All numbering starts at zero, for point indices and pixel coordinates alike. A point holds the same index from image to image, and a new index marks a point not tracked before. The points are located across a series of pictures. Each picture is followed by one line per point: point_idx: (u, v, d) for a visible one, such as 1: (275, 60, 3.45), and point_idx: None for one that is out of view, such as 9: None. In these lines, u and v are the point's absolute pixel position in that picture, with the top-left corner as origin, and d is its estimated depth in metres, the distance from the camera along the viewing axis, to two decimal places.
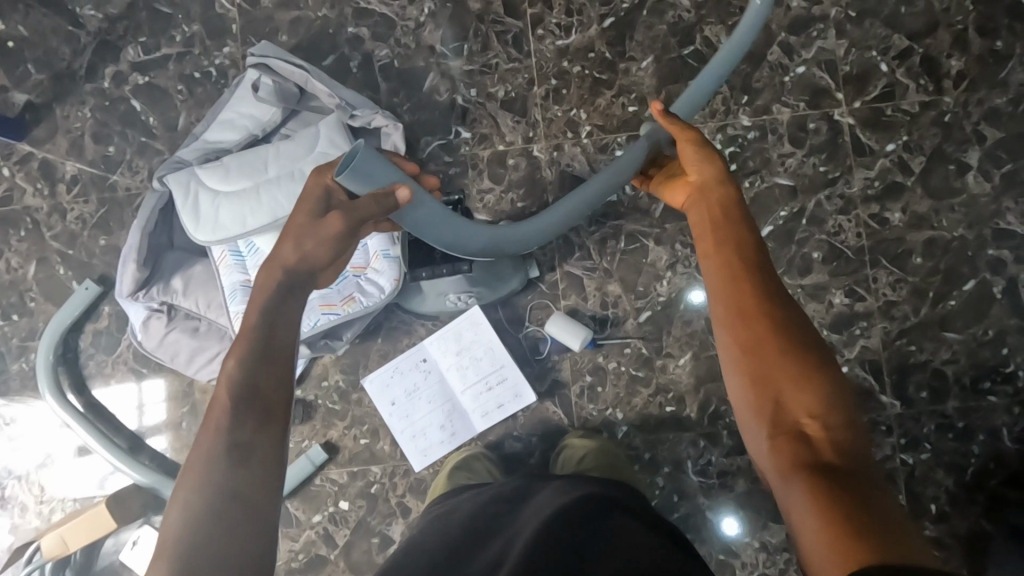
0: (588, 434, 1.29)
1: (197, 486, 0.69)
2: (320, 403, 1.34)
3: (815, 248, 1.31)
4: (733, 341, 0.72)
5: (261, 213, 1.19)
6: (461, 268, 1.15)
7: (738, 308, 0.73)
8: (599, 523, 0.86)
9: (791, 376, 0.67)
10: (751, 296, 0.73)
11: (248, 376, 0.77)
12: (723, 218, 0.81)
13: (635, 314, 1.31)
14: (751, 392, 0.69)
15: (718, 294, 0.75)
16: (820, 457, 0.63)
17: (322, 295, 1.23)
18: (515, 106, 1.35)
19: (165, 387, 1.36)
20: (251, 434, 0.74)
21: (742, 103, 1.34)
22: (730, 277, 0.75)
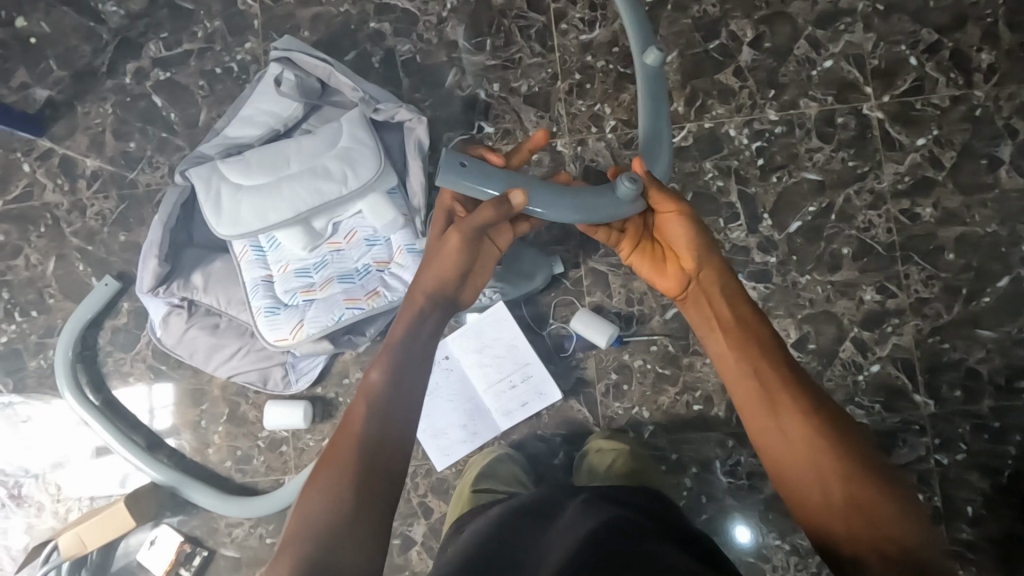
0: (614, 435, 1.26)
1: (341, 486, 0.75)
2: (340, 401, 1.31)
3: (844, 244, 1.28)
4: (770, 423, 0.81)
5: (283, 208, 1.18)
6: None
7: (763, 389, 0.83)
8: (642, 542, 0.80)
9: (796, 443, 0.79)
10: (757, 372, 0.85)
11: (385, 397, 0.83)
12: (710, 289, 0.93)
13: (660, 311, 1.28)
14: (795, 472, 0.78)
15: (749, 380, 0.85)
16: (867, 526, 0.71)
17: (345, 290, 1.17)
18: (539, 101, 1.34)
19: (174, 390, 1.34)
20: (376, 449, 0.79)
21: (768, 98, 1.32)
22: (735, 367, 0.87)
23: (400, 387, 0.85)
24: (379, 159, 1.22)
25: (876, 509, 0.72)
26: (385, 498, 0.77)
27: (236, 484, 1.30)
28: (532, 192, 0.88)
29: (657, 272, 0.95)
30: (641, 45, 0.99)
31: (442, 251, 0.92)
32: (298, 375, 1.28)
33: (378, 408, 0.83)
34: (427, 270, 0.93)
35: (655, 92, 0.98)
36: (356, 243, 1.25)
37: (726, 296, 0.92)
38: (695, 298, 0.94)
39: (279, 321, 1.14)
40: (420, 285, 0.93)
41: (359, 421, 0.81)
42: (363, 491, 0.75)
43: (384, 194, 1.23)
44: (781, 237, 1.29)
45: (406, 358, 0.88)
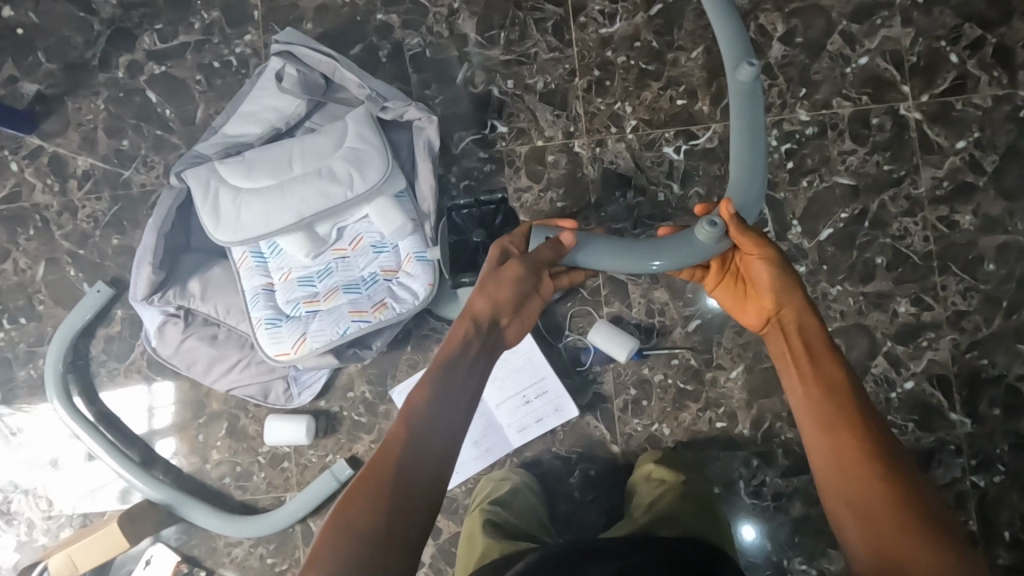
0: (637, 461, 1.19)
1: (375, 513, 0.70)
2: (345, 415, 1.24)
3: (878, 253, 1.21)
4: (830, 448, 0.80)
5: (285, 213, 1.11)
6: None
7: (828, 419, 0.83)
8: None
9: (871, 485, 0.75)
10: (829, 405, 0.84)
11: (429, 422, 0.79)
12: (795, 326, 0.93)
13: (682, 323, 1.22)
14: (846, 499, 0.76)
15: (814, 409, 0.84)
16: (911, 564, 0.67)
17: (350, 301, 1.10)
18: (556, 98, 1.26)
19: (175, 389, 1.28)
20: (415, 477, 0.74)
21: (799, 97, 1.24)
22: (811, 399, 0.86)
23: (442, 413, 0.80)
24: (386, 161, 1.15)
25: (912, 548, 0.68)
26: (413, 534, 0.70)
27: (236, 501, 1.24)
28: (620, 249, 0.92)
29: (741, 306, 1.01)
30: (733, 59, 0.92)
31: (496, 280, 0.94)
32: (301, 388, 1.21)
33: (421, 432, 0.78)
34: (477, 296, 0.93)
35: (752, 104, 0.91)
36: (362, 250, 1.17)
37: (808, 333, 0.92)
38: (773, 335, 0.95)
39: (281, 334, 1.07)
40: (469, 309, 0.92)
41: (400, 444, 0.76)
42: (398, 522, 0.70)
43: (391, 198, 1.16)
44: (811, 245, 1.22)
45: (457, 383, 0.84)
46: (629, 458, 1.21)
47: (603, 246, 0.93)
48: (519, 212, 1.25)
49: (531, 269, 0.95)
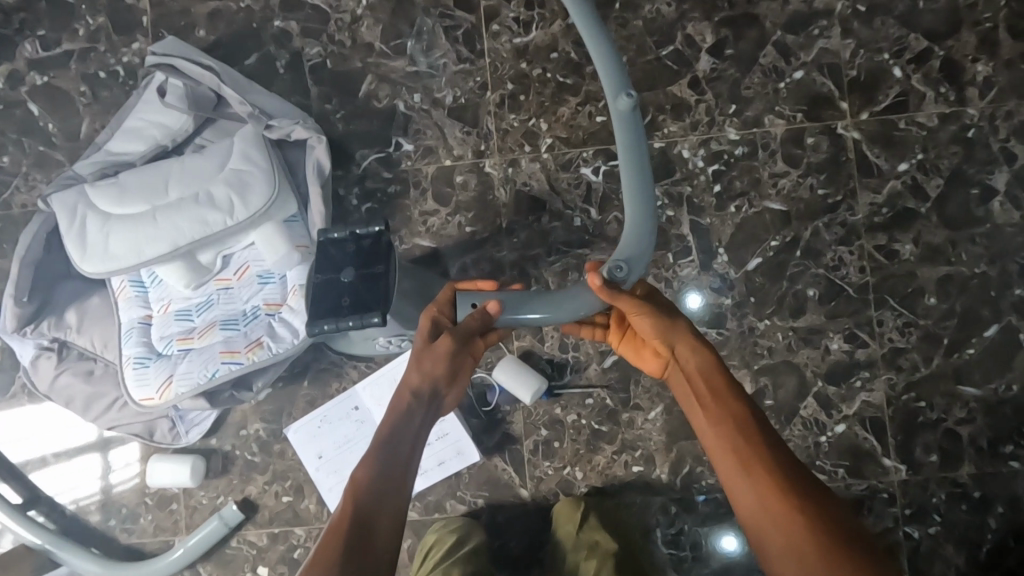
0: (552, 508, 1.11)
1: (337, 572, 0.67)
2: (237, 455, 1.16)
3: (810, 285, 1.12)
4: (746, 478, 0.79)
5: (156, 242, 1.02)
6: (371, 319, 0.86)
7: (741, 455, 0.81)
8: None
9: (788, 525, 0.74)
10: (738, 442, 0.82)
11: (394, 485, 0.76)
12: (690, 369, 0.92)
13: (598, 359, 1.13)
14: (777, 532, 0.75)
15: (732, 446, 0.83)
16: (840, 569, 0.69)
17: (225, 340, 1.02)
18: (466, 114, 1.17)
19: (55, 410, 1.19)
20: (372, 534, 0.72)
21: (728, 114, 1.14)
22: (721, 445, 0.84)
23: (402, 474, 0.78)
24: (270, 185, 1.06)
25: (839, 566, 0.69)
26: None
27: (122, 546, 1.17)
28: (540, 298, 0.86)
29: (639, 356, 1.00)
30: (612, 86, 0.83)
31: (429, 351, 0.85)
32: (188, 426, 1.12)
33: (378, 497, 0.74)
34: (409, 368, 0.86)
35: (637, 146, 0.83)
36: (247, 281, 1.09)
37: (705, 371, 0.90)
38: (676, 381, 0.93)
39: (147, 376, 0.99)
40: (405, 382, 0.85)
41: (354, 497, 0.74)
42: None
43: (277, 225, 1.07)
44: (738, 276, 1.13)
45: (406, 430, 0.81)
46: (539, 503, 1.13)
47: (523, 298, 0.87)
48: (425, 238, 1.16)
49: (463, 342, 0.86)
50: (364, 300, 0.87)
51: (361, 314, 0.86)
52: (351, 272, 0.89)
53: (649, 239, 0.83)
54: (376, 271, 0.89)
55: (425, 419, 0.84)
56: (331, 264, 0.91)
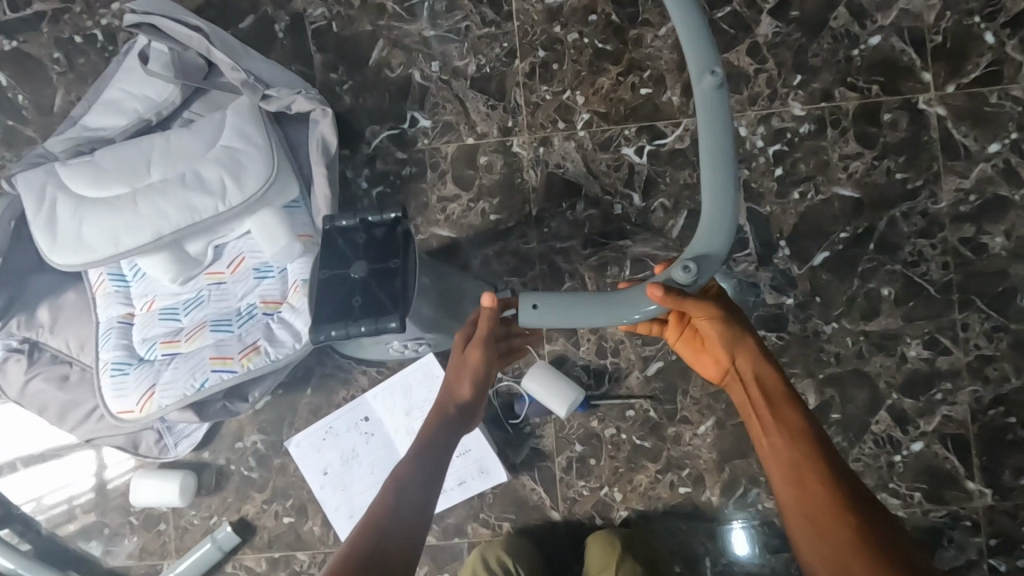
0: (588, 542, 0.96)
1: None
2: (233, 470, 1.03)
3: (884, 283, 0.98)
4: (800, 494, 0.68)
5: (136, 229, 0.89)
6: (387, 324, 0.72)
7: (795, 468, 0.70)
8: None
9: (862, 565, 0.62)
10: (796, 454, 0.71)
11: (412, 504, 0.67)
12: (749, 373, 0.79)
13: (641, 365, 1.00)
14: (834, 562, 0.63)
15: (786, 458, 0.71)
16: None
17: (216, 342, 0.88)
18: (490, 85, 1.02)
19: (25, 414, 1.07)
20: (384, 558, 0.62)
21: (792, 86, 1.00)
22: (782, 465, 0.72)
23: (421, 491, 0.69)
24: (267, 165, 0.92)
25: None
26: None
27: (105, 569, 1.04)
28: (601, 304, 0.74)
29: (698, 359, 0.87)
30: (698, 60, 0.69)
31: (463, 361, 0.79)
32: (177, 438, 1.00)
33: (388, 524, 0.65)
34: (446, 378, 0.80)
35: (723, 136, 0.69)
36: (242, 275, 0.95)
37: (765, 380, 0.78)
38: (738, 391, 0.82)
39: (126, 385, 0.86)
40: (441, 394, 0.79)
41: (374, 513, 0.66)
42: None
43: (277, 210, 0.93)
44: (801, 273, 0.99)
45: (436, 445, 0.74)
46: (573, 528, 1.00)
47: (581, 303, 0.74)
48: (444, 227, 1.02)
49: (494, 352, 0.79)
50: (378, 301, 0.74)
51: (375, 319, 0.73)
52: (362, 268, 0.75)
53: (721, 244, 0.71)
54: (391, 266, 0.75)
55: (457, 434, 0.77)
56: (339, 258, 0.77)
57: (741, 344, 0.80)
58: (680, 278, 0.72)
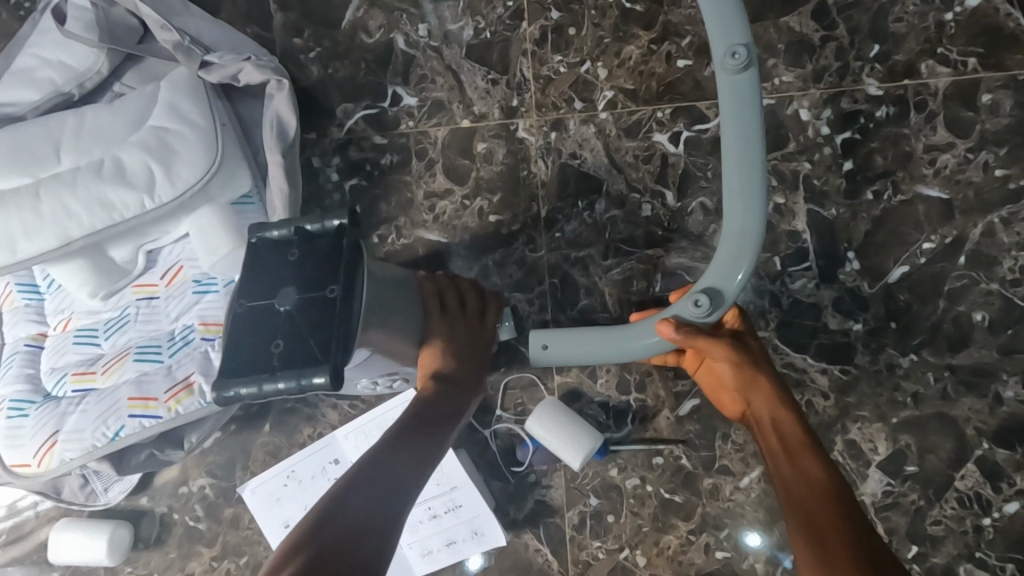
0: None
1: None
2: (176, 520, 0.86)
3: (977, 306, 0.79)
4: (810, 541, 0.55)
5: (39, 232, 0.70)
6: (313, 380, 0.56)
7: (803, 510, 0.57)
8: None
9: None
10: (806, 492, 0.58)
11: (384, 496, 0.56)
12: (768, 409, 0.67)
13: (672, 403, 0.81)
14: None
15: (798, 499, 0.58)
16: None
17: (139, 377, 0.69)
18: (491, 53, 0.83)
19: None
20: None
21: (867, 59, 0.80)
22: (801, 514, 0.57)
23: (394, 488, 0.57)
24: (207, 151, 0.73)
25: None
26: None
27: None
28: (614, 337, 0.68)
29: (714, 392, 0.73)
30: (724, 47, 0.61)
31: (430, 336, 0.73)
32: (107, 482, 0.84)
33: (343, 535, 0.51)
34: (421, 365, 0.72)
35: (747, 137, 0.61)
36: (179, 288, 0.76)
37: (782, 422, 0.65)
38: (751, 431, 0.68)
39: (23, 431, 0.67)
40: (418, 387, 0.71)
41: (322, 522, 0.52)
42: None
43: (221, 208, 0.75)
44: (873, 291, 0.80)
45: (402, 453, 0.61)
46: None
47: (592, 336, 0.68)
48: (432, 230, 0.83)
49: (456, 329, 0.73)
50: (306, 346, 0.57)
51: (298, 370, 0.56)
52: (291, 298, 0.59)
53: (741, 269, 0.62)
54: (327, 295, 0.59)
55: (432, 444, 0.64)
56: (265, 283, 0.61)
57: (758, 381, 0.68)
58: (699, 310, 0.63)
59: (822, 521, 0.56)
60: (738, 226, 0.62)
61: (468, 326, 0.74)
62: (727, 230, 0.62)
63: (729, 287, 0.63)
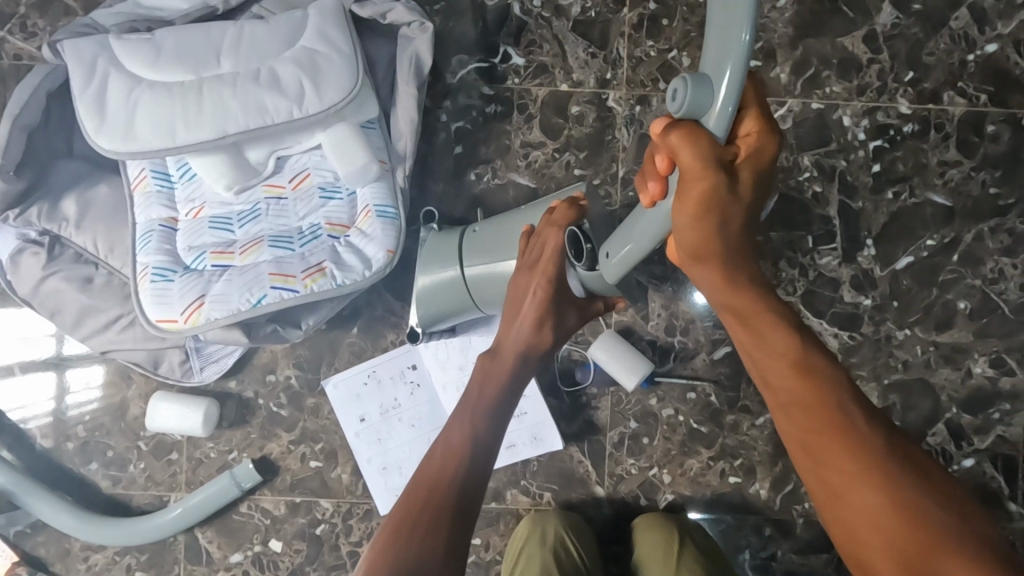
0: (644, 517, 0.88)
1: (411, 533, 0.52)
2: (261, 404, 0.95)
3: (962, 296, 0.96)
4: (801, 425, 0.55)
5: (199, 123, 0.79)
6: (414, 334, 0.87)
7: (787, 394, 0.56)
8: None
9: (877, 509, 0.51)
10: (771, 371, 0.57)
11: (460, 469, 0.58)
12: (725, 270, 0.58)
13: (709, 348, 0.96)
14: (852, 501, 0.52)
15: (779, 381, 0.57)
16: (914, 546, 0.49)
17: (275, 258, 0.79)
18: (593, 31, 0.95)
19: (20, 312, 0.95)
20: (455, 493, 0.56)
21: (903, 82, 0.96)
22: (777, 393, 0.57)
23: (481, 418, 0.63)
24: (352, 74, 0.83)
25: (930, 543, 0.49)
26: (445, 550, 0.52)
27: (104, 497, 0.95)
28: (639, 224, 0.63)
29: (688, 238, 0.57)
30: None
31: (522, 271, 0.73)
32: (204, 363, 0.92)
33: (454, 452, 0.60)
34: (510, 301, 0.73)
35: None
36: (305, 192, 0.86)
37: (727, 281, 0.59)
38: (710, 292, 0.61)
39: (169, 293, 0.77)
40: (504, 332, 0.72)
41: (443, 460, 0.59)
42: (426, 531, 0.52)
43: (355, 127, 0.84)
44: (883, 274, 0.97)
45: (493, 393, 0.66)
46: (615, 506, 0.96)
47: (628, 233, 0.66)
48: (524, 175, 0.95)
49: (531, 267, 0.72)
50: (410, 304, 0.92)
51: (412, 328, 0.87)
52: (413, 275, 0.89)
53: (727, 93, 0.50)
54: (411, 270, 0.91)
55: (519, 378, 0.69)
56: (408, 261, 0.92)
57: (715, 240, 0.56)
58: (672, 107, 0.53)
59: (801, 400, 0.56)
60: (732, 27, 0.48)
61: (531, 267, 0.72)
62: (710, 49, 0.51)
63: (682, 95, 0.51)
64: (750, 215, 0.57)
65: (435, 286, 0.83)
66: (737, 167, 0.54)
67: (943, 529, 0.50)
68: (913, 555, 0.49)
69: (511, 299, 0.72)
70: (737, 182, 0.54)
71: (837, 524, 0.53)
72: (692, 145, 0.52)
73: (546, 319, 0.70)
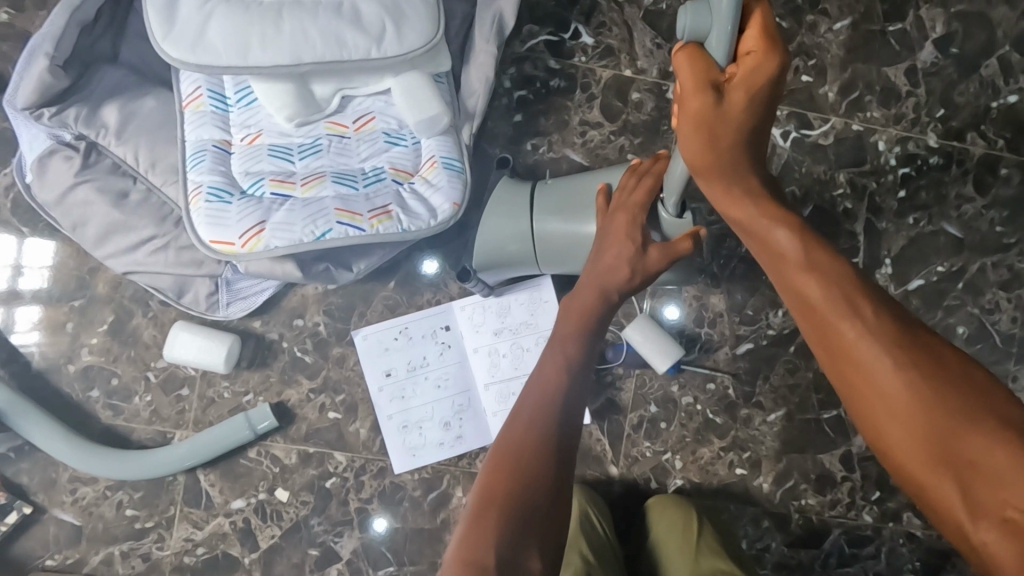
0: (658, 500, 0.93)
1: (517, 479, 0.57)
2: (285, 348, 0.92)
3: (962, 322, 1.03)
4: (810, 318, 0.59)
5: (275, 47, 0.76)
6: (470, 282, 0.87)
7: (797, 293, 0.61)
8: None
9: (891, 387, 0.54)
10: (781, 272, 0.62)
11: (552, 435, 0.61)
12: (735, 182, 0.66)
13: (732, 343, 1.00)
14: (861, 385, 0.55)
15: (791, 279, 0.61)
16: (926, 419, 0.52)
17: (340, 196, 0.79)
18: (662, 22, 0.97)
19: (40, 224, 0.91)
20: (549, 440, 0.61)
21: (934, 117, 1.03)
22: (789, 292, 0.62)
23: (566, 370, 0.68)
24: (435, 21, 0.81)
25: (942, 415, 0.51)
26: (544, 489, 0.57)
27: (101, 427, 0.91)
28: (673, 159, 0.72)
29: (688, 148, 0.65)
30: None
31: (607, 220, 0.79)
32: (232, 297, 0.89)
33: (543, 402, 0.64)
34: (599, 248, 0.78)
35: None
36: (369, 135, 0.84)
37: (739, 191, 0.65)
38: (727, 203, 0.66)
39: (227, 215, 0.76)
40: (591, 276, 0.76)
41: (536, 412, 0.63)
42: (523, 473, 0.58)
43: (428, 77, 0.83)
44: (896, 292, 1.03)
45: (578, 344, 0.71)
46: (627, 486, 0.98)
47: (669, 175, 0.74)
48: (578, 152, 0.96)
49: (617, 214, 0.78)
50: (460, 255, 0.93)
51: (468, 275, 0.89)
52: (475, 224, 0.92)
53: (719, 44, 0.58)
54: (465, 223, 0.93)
55: (604, 324, 0.74)
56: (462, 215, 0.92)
57: (708, 153, 0.65)
58: (679, 34, 0.60)
59: (811, 299, 0.59)
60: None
61: (616, 216, 0.78)
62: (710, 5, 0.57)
63: (680, 21, 0.59)
64: (749, 127, 0.63)
65: (497, 240, 0.86)
66: (731, 90, 0.60)
67: (957, 407, 0.51)
68: (925, 428, 0.52)
69: (600, 244, 0.78)
70: (731, 96, 0.61)
71: (861, 413, 0.56)
72: (691, 65, 0.60)
73: (628, 251, 0.76)
